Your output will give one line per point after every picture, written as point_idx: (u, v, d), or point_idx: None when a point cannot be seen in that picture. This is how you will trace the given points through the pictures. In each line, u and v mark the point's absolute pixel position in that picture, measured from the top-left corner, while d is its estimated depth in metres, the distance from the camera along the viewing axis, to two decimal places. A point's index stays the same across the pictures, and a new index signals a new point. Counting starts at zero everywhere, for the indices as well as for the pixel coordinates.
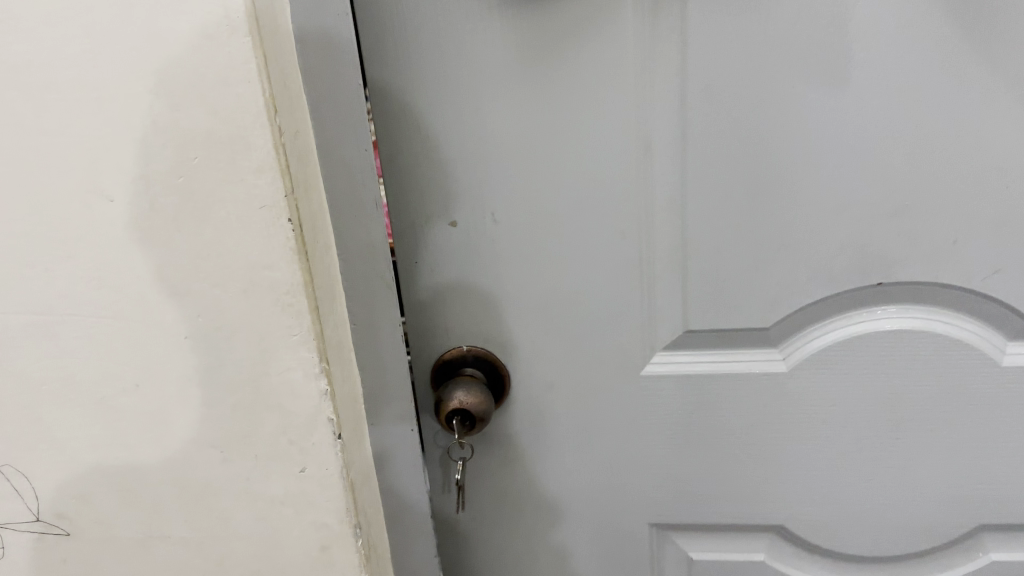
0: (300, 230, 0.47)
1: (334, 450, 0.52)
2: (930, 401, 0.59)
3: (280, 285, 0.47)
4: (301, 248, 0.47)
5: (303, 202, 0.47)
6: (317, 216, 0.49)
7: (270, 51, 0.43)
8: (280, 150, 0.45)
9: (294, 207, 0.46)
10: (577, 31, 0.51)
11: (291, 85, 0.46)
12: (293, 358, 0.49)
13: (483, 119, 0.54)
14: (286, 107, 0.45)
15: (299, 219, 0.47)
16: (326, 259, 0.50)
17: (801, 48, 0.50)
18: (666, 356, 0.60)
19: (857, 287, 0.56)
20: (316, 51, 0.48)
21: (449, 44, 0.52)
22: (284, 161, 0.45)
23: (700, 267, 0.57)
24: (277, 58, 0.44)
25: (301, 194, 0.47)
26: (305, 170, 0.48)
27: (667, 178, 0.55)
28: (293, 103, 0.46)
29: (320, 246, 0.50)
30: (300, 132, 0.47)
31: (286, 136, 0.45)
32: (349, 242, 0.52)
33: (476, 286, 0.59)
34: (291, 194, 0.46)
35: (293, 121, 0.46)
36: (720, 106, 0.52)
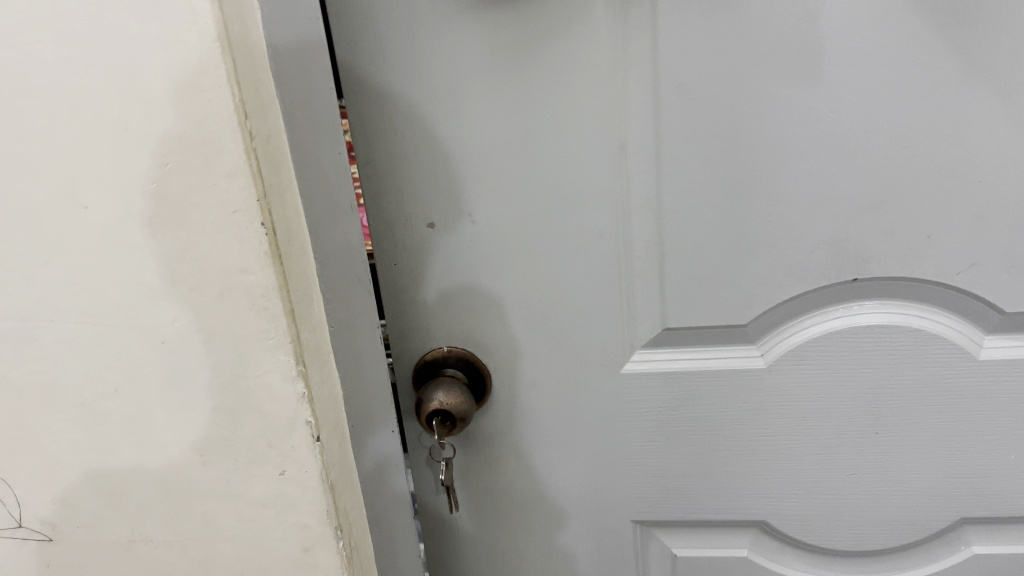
0: (275, 234, 0.47)
1: (313, 452, 0.52)
2: (909, 396, 0.59)
3: (256, 288, 0.48)
4: (275, 252, 0.47)
5: (279, 206, 0.47)
6: (294, 220, 0.50)
7: (241, 57, 0.44)
8: (251, 154, 0.45)
9: (267, 211, 0.46)
10: (549, 30, 0.51)
11: (265, 90, 0.46)
12: (270, 361, 0.49)
13: (460, 122, 0.54)
14: (259, 111, 0.46)
15: (274, 223, 0.47)
16: (306, 262, 0.51)
17: (774, 45, 0.50)
18: (645, 355, 0.60)
19: (833, 283, 0.57)
20: (291, 55, 0.48)
21: (423, 46, 0.52)
22: (256, 165, 0.45)
23: (679, 265, 0.57)
24: (249, 62, 0.44)
25: (276, 198, 0.47)
26: (281, 175, 0.48)
27: (643, 177, 0.55)
28: (267, 108, 0.46)
29: (298, 249, 0.50)
30: (275, 136, 0.47)
31: (258, 141, 0.45)
32: (327, 245, 0.53)
33: (457, 287, 0.59)
34: (264, 198, 0.46)
35: (267, 126, 0.46)
36: (695, 104, 0.52)
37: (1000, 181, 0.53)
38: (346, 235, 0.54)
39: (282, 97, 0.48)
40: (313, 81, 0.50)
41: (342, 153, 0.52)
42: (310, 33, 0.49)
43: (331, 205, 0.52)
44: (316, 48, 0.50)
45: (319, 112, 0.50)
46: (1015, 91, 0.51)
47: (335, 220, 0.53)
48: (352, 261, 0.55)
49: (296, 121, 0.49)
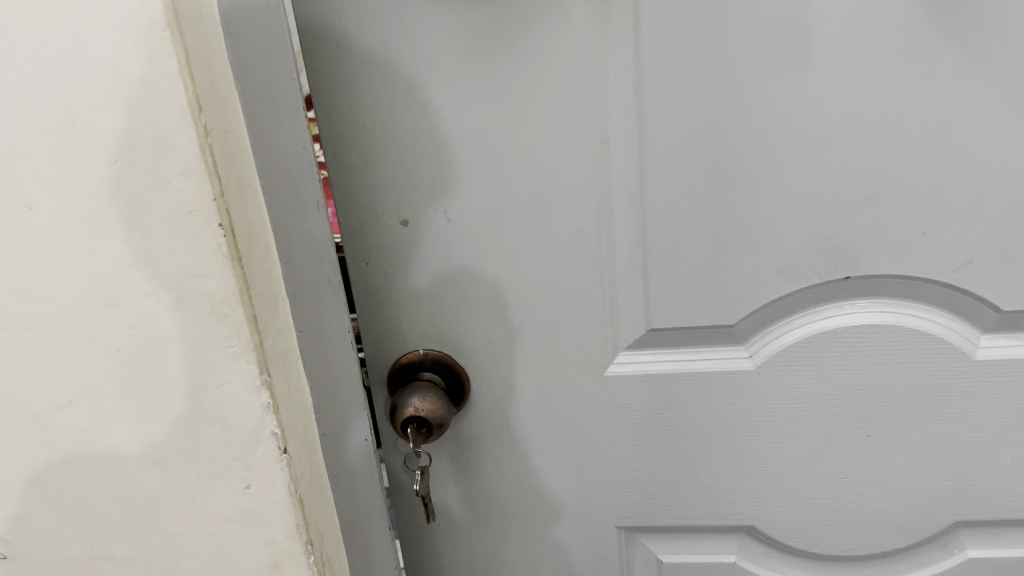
0: (235, 235, 0.44)
1: (279, 464, 0.49)
2: (901, 397, 0.57)
3: (215, 293, 0.45)
4: (235, 255, 0.44)
5: (238, 205, 0.45)
6: (258, 221, 0.47)
7: (197, 46, 0.41)
8: (206, 150, 0.42)
9: (226, 212, 0.44)
10: (526, 18, 0.48)
11: (222, 81, 0.43)
12: (232, 370, 0.47)
13: (432, 115, 0.51)
14: (216, 104, 0.43)
15: (233, 224, 0.44)
16: (270, 264, 0.48)
17: (761, 33, 0.48)
18: (630, 356, 0.58)
19: (824, 282, 0.54)
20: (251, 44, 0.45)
21: (392, 35, 0.49)
22: (213, 163, 0.42)
23: (663, 264, 0.54)
24: (205, 51, 0.41)
25: (235, 197, 0.44)
26: (241, 172, 0.45)
27: (625, 172, 0.52)
28: (225, 101, 0.43)
29: (262, 250, 0.47)
30: (235, 132, 0.44)
31: (215, 136, 0.42)
32: (292, 245, 0.50)
33: (430, 287, 0.56)
34: (221, 198, 0.43)
35: (225, 121, 0.43)
36: (677, 95, 0.49)
37: (996, 175, 0.51)
38: (313, 235, 0.51)
39: (241, 89, 0.45)
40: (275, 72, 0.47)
41: (307, 148, 0.49)
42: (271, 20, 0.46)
43: (295, 202, 0.50)
44: (277, 36, 0.47)
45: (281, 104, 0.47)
46: (1012, 81, 0.48)
47: (301, 219, 0.50)
48: (320, 262, 0.52)
49: (257, 114, 0.46)
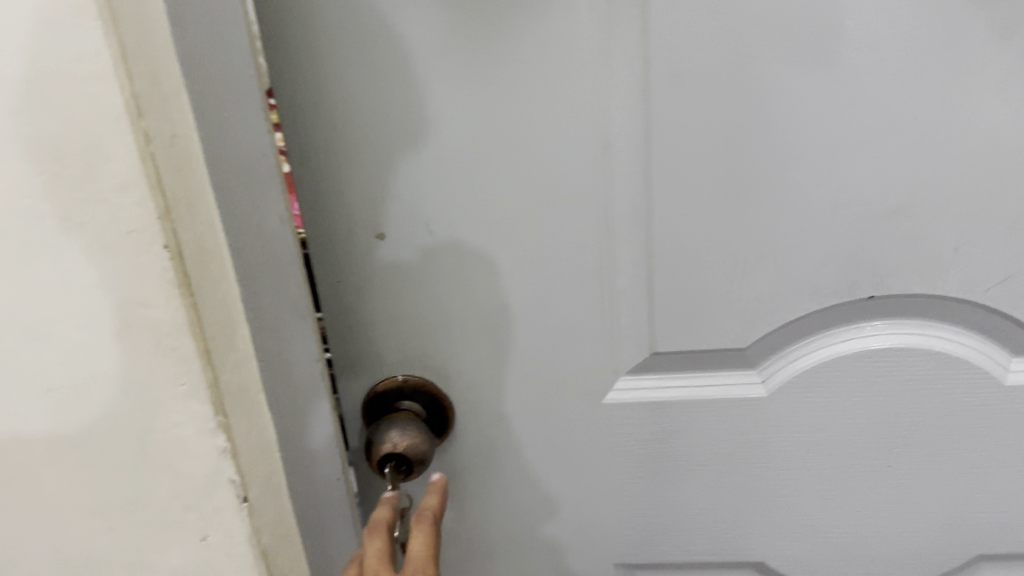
0: (185, 260, 0.38)
1: (239, 515, 0.43)
2: (926, 426, 0.53)
3: (161, 325, 0.39)
4: (184, 282, 0.38)
5: (191, 225, 0.38)
6: (223, 241, 0.40)
7: (134, 39, 0.34)
8: (148, 161, 0.36)
9: (172, 232, 0.37)
10: (521, 10, 0.43)
11: (171, 77, 0.36)
12: (182, 411, 0.41)
13: (413, 115, 0.45)
14: (162, 105, 0.35)
15: (183, 247, 0.37)
16: (236, 291, 0.40)
17: (784, 26, 0.42)
18: (631, 381, 0.52)
19: (846, 302, 0.49)
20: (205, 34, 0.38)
21: (369, 27, 0.43)
22: (156, 175, 0.36)
23: (670, 282, 0.49)
24: (148, 45, 0.35)
25: (190, 214, 0.38)
26: (195, 185, 0.37)
27: (628, 180, 0.47)
28: (175, 101, 0.36)
29: (223, 275, 0.40)
30: (196, 136, 0.38)
31: (160, 144, 0.36)
32: (259, 268, 0.42)
33: (394, 265, 0.49)
34: (167, 216, 0.37)
35: None
36: (691, 94, 0.44)
37: None
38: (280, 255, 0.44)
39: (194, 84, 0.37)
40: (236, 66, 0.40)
41: (267, 156, 0.42)
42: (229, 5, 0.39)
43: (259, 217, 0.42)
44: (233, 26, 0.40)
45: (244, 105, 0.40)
46: None
47: (265, 237, 0.43)
48: (286, 286, 0.45)
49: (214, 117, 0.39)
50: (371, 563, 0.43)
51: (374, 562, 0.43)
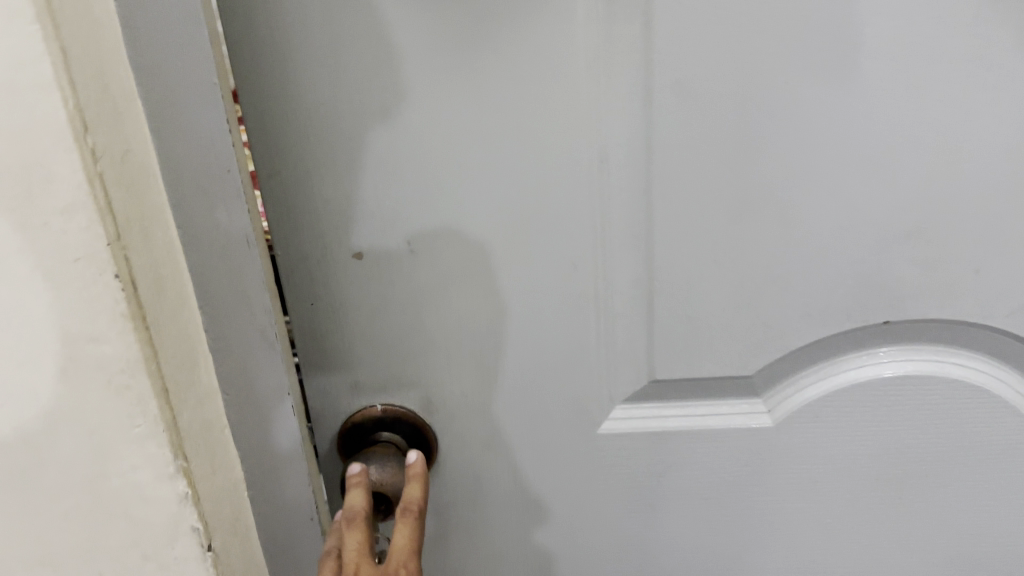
0: (138, 287, 0.34)
1: (203, 566, 0.39)
2: (941, 456, 0.49)
3: (111, 361, 0.35)
4: (139, 313, 0.34)
5: (139, 248, 0.34)
6: (168, 264, 0.37)
7: (83, 44, 0.31)
8: (97, 181, 0.32)
9: (124, 259, 0.33)
10: (514, 10, 0.38)
11: (116, 86, 0.33)
12: (138, 455, 0.37)
13: (393, 124, 0.41)
14: (108, 118, 0.32)
15: (134, 273, 0.34)
16: (187, 313, 0.38)
17: (799, 32, 0.39)
18: (628, 410, 0.49)
19: (859, 327, 0.46)
20: (159, 37, 0.34)
21: (345, 26, 0.38)
22: (105, 197, 0.32)
23: (671, 306, 0.45)
24: (95, 52, 0.32)
25: (138, 238, 0.34)
26: (145, 203, 0.35)
27: (628, 197, 0.43)
28: (122, 113, 0.33)
29: (175, 298, 0.37)
30: (135, 152, 0.34)
31: (107, 161, 0.32)
32: (218, 293, 0.40)
33: (373, 254, 0.44)
34: (118, 241, 0.33)
35: (122, 139, 0.33)
36: (696, 105, 0.40)
37: None
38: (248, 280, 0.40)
39: (143, 94, 0.35)
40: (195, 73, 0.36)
41: (232, 171, 0.38)
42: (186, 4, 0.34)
43: (221, 238, 0.39)
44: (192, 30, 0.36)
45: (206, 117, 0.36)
46: None
47: (226, 261, 0.39)
48: (252, 315, 0.41)
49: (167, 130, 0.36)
50: (353, 561, 0.40)
51: (356, 559, 0.40)
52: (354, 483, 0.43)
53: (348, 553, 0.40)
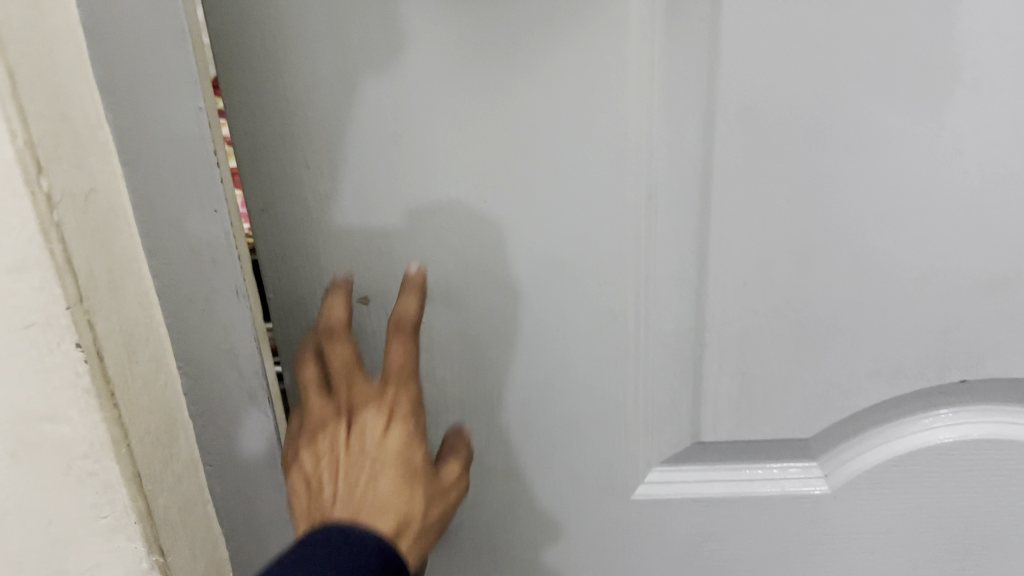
0: (104, 358, 0.28)
1: None
2: (1014, 527, 0.44)
3: (72, 445, 0.29)
4: (107, 388, 0.28)
5: (106, 309, 0.28)
6: (138, 322, 0.31)
7: (36, 62, 0.25)
8: (54, 233, 0.25)
9: (89, 326, 0.27)
10: (555, 25, 0.33)
11: (79, 113, 0.27)
12: (107, 548, 0.31)
13: (408, 150, 0.35)
14: (69, 153, 0.26)
15: (100, 340, 0.28)
16: (164, 379, 0.33)
17: (888, 56, 0.33)
18: (666, 473, 0.43)
19: (932, 386, 0.41)
20: (132, 51, 0.28)
21: (356, 46, 0.33)
22: (65, 252, 0.26)
23: (722, 361, 0.40)
24: (50, 73, 0.25)
25: (105, 297, 0.28)
26: (115, 251, 0.29)
27: (678, 239, 0.37)
28: (87, 146, 0.28)
29: (151, 363, 0.31)
30: (99, 191, 0.28)
31: (67, 206, 0.26)
32: (201, 352, 0.34)
33: (365, 241, 0.37)
34: (82, 303, 0.27)
35: (85, 177, 0.27)
36: (763, 137, 0.35)
37: None
38: (236, 339, 0.34)
39: (112, 119, 0.29)
40: (171, 94, 0.29)
41: (221, 213, 0.31)
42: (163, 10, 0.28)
43: (206, 290, 0.33)
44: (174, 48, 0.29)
45: (190, 149, 0.30)
46: None
47: (210, 316, 0.33)
48: (242, 378, 0.35)
49: (141, 161, 0.30)
50: (342, 392, 0.35)
51: (349, 370, 0.35)
52: (336, 289, 0.36)
53: (335, 354, 0.35)
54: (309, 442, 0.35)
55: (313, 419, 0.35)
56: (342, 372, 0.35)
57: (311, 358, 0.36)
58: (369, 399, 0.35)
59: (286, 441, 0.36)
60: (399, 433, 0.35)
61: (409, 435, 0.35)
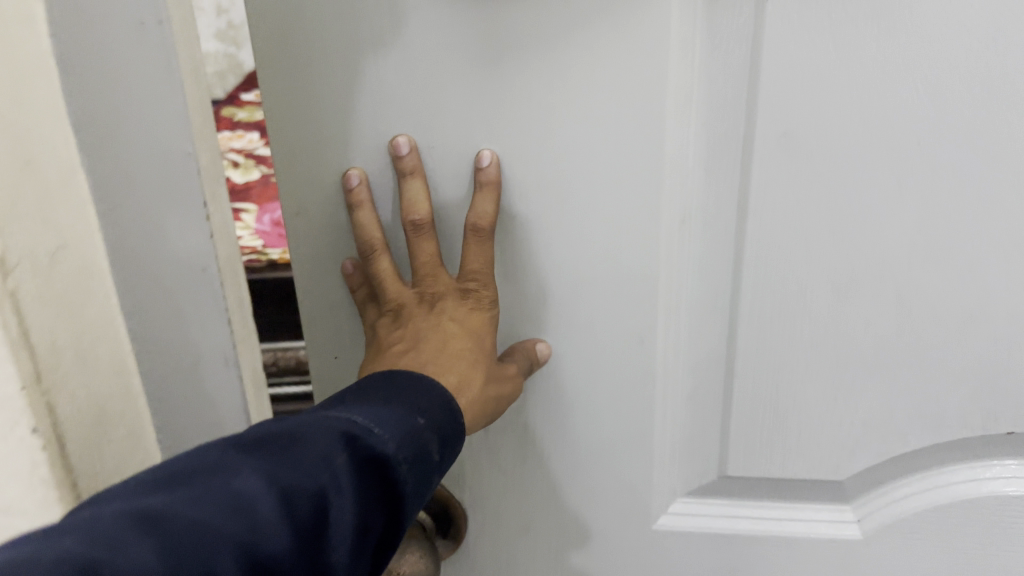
0: (64, 440, 0.28)
1: None
2: None
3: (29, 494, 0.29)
4: (64, 475, 0.28)
5: (69, 387, 0.29)
6: (107, 392, 0.31)
7: (1, 103, 0.25)
8: (8, 302, 0.25)
9: (46, 406, 0.27)
10: (593, 46, 0.32)
11: (51, 150, 0.28)
12: None
13: (435, 157, 0.35)
14: (36, 210, 0.27)
15: (61, 425, 0.28)
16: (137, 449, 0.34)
17: (940, 85, 0.32)
18: (690, 504, 0.42)
19: (978, 436, 0.38)
20: (127, 65, 0.28)
21: (393, 67, 0.33)
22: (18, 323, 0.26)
23: (751, 394, 0.38)
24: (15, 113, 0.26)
25: (70, 374, 0.29)
26: (87, 322, 0.30)
27: (710, 260, 0.37)
28: (57, 199, 0.28)
29: (123, 439, 0.33)
30: (70, 254, 0.29)
31: (25, 269, 0.26)
32: (181, 409, 0.35)
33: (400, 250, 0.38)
34: (38, 381, 0.27)
35: (56, 242, 0.28)
36: (805, 164, 0.33)
37: None
38: (216, 399, 0.35)
39: (111, 139, 0.30)
40: (166, 108, 0.29)
41: (209, 270, 0.32)
42: (157, 23, 0.28)
43: (189, 355, 0.34)
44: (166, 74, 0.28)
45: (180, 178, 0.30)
46: None
47: (197, 382, 0.35)
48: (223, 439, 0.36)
49: (128, 183, 0.30)
50: (422, 279, 0.38)
51: (423, 239, 0.36)
52: (409, 172, 0.35)
53: (408, 204, 0.36)
54: (383, 337, 0.38)
55: (391, 305, 0.38)
56: (420, 263, 0.37)
57: (376, 219, 0.37)
58: (449, 292, 0.37)
59: (366, 319, 0.39)
60: (476, 319, 0.37)
61: (486, 319, 0.37)
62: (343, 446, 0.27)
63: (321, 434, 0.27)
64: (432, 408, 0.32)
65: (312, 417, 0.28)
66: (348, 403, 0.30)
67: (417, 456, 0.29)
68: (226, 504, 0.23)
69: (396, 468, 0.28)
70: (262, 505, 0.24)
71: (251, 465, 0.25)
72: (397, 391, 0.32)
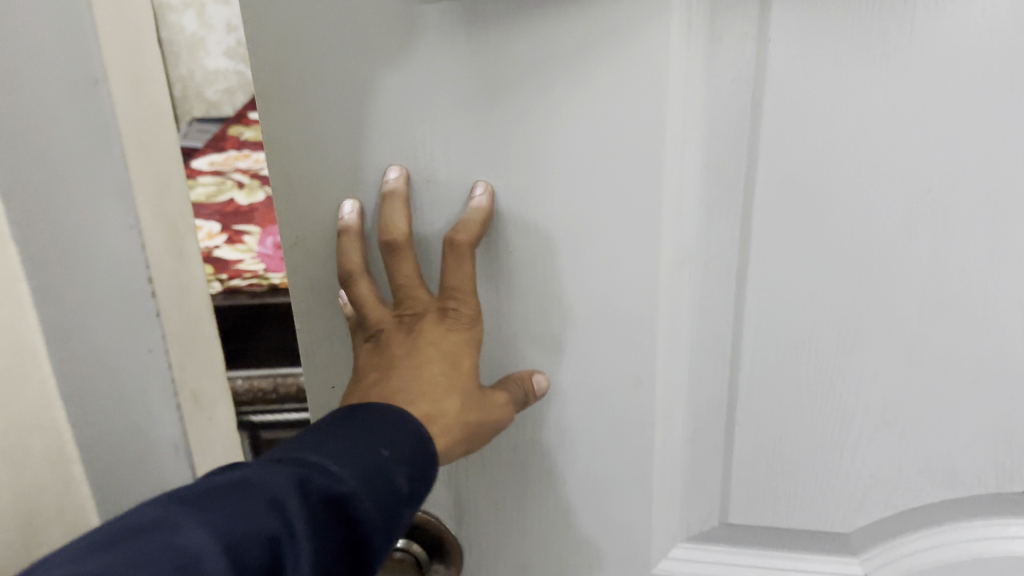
0: None
1: None
2: None
3: None
4: None
5: None
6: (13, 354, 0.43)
7: None
8: None
9: None
10: (587, 85, 0.31)
11: None
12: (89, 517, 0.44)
13: (432, 190, 0.35)
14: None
15: None
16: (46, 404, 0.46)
17: (952, 132, 0.30)
18: (691, 550, 0.41)
19: (993, 493, 0.37)
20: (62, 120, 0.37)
21: (390, 101, 0.33)
22: None
23: (752, 440, 0.37)
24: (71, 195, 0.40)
25: None
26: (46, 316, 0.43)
27: (710, 302, 0.35)
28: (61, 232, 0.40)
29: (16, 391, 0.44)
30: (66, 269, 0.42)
31: None
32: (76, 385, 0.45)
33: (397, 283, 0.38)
34: None
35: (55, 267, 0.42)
36: (808, 209, 0.32)
37: None
38: (155, 414, 0.46)
39: None
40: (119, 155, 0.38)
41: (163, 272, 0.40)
42: (100, 82, 0.36)
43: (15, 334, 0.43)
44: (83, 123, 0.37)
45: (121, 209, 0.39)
46: None
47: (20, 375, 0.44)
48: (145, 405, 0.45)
49: None
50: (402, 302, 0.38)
51: (402, 262, 0.36)
52: (391, 194, 0.35)
53: (388, 227, 0.35)
54: (371, 365, 0.38)
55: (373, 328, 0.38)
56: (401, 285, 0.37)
57: (358, 244, 0.36)
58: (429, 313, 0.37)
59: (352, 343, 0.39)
60: (457, 340, 0.37)
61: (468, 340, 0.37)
62: (296, 490, 0.27)
63: (273, 480, 0.27)
64: (399, 442, 0.32)
65: (261, 465, 0.28)
66: (307, 445, 0.30)
67: (378, 492, 0.30)
68: (169, 559, 0.23)
69: (354, 507, 0.28)
70: (208, 559, 0.23)
71: (196, 519, 0.24)
72: (362, 427, 0.32)
